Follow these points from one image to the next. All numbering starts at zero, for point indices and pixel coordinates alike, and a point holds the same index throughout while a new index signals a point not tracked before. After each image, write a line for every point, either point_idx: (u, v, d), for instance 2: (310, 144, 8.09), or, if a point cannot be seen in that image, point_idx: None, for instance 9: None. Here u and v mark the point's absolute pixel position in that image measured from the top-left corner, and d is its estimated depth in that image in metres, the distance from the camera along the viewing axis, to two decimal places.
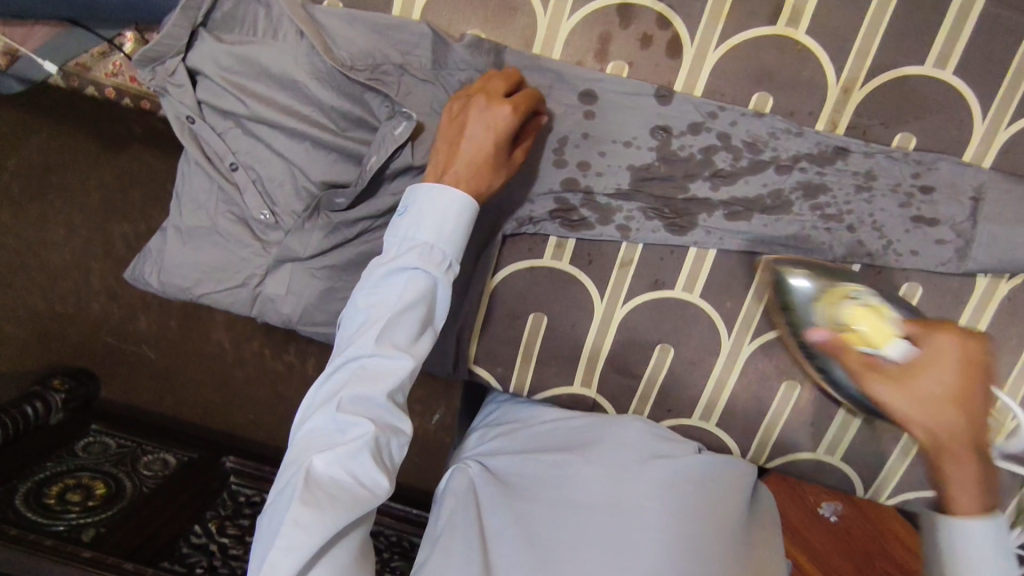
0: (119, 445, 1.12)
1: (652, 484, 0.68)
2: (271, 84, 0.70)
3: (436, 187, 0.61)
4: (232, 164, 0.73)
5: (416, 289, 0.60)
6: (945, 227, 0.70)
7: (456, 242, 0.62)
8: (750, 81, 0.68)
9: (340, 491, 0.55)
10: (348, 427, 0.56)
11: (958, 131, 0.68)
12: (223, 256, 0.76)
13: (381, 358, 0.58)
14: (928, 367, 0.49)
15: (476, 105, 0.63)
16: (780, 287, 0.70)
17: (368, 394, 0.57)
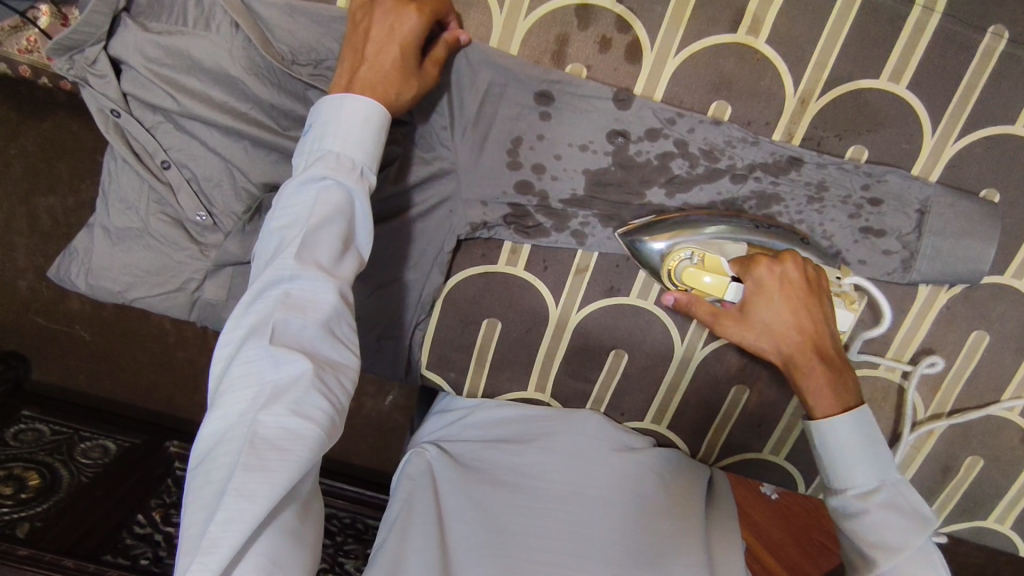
0: (54, 432, 1.06)
1: (607, 473, 0.71)
2: (204, 78, 0.64)
3: (349, 98, 0.56)
4: (163, 161, 0.68)
5: (334, 201, 0.54)
6: (891, 238, 0.71)
7: (374, 149, 0.57)
8: (709, 89, 0.67)
9: (289, 439, 0.47)
10: (287, 360, 0.48)
11: (908, 145, 0.68)
12: (156, 260, 0.71)
13: (305, 279, 0.51)
14: (757, 302, 0.63)
15: (381, 6, 0.58)
16: (637, 254, 0.72)
17: (299, 322, 0.51)
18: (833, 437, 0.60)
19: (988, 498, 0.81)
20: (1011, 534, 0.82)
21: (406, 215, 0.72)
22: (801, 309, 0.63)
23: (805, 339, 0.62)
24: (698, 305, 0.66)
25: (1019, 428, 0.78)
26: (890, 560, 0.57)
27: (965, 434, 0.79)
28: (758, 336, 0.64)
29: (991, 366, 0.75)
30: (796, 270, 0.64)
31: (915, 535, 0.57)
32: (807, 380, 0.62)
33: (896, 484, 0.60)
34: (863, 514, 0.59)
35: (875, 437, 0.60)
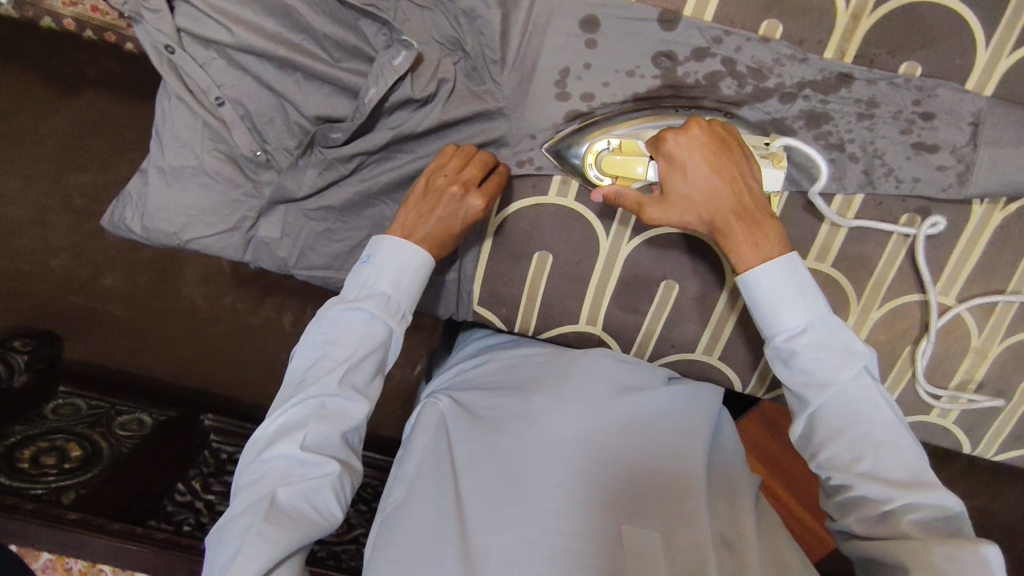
0: (92, 406, 1.04)
1: (611, 418, 0.67)
2: (258, 10, 0.65)
3: (413, 250, 0.68)
4: (217, 99, 0.69)
5: (379, 339, 0.66)
6: (945, 152, 0.70)
7: (413, 295, 0.69)
8: (759, 8, 0.66)
9: (304, 518, 0.60)
10: (316, 464, 0.61)
11: (961, 59, 0.68)
12: (212, 199, 0.72)
13: (343, 397, 0.63)
14: (676, 172, 0.64)
15: (447, 192, 0.67)
16: (562, 161, 0.71)
17: (328, 433, 0.62)
18: (759, 285, 0.64)
19: None
20: None
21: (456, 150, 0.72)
22: (719, 174, 0.64)
23: (725, 200, 0.64)
24: (626, 195, 0.65)
25: None
26: (820, 397, 0.62)
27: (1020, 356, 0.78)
28: (680, 210, 0.65)
29: None
30: (701, 135, 0.64)
31: (842, 372, 0.61)
32: (729, 239, 0.65)
33: (825, 324, 0.63)
34: (794, 355, 0.63)
35: (804, 282, 0.64)
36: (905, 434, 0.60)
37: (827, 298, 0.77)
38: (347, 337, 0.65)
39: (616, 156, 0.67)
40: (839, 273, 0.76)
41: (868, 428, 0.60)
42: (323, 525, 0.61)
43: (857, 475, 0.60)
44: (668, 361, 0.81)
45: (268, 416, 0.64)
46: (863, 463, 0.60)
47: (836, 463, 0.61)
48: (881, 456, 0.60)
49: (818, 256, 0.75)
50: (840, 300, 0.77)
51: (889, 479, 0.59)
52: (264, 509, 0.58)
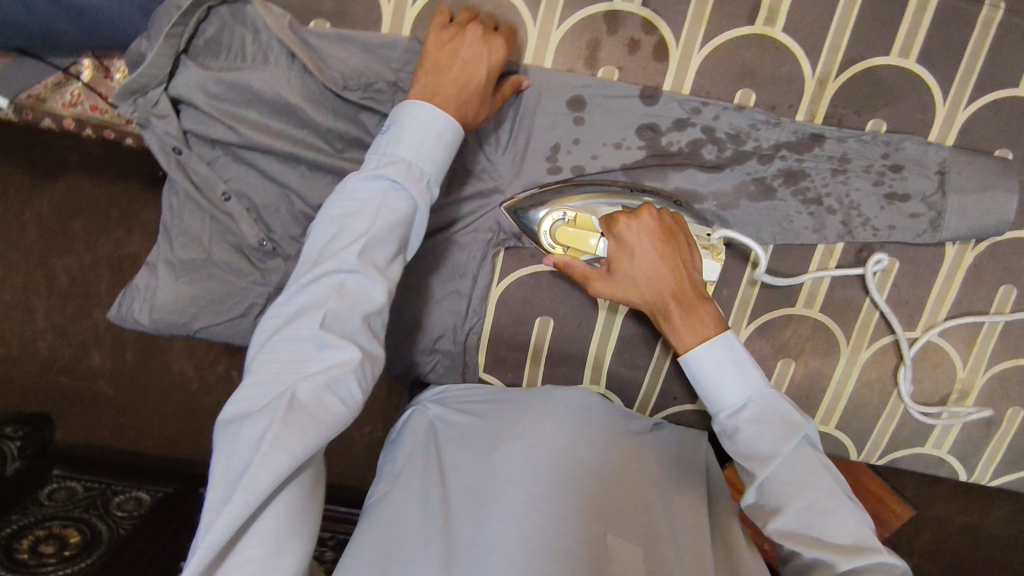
0: (87, 488, 1.03)
1: (596, 439, 0.70)
2: (262, 109, 0.68)
3: (430, 109, 0.61)
4: (223, 193, 0.71)
5: (396, 217, 0.59)
6: (916, 201, 0.75)
7: (439, 162, 0.61)
8: (733, 80, 0.71)
9: (323, 409, 0.54)
10: (335, 348, 0.55)
11: (922, 115, 0.73)
12: (220, 288, 0.74)
13: (362, 276, 0.57)
14: (623, 256, 0.66)
15: (474, 31, 0.64)
16: (521, 224, 0.73)
17: (348, 313, 0.56)
18: (701, 364, 0.66)
19: None
20: None
21: (456, 225, 0.75)
22: (665, 259, 0.66)
23: (666, 285, 0.66)
24: (575, 266, 0.67)
25: None
26: (766, 468, 0.64)
27: (1004, 384, 0.82)
28: (630, 289, 0.67)
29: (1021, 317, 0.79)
30: (650, 222, 0.67)
31: (783, 444, 0.63)
32: (670, 322, 0.67)
33: (763, 397, 0.65)
34: (738, 431, 0.65)
35: (740, 360, 0.66)
36: (848, 502, 0.63)
37: (817, 341, 0.80)
38: (365, 209, 0.58)
39: (569, 228, 0.70)
40: (828, 317, 0.79)
41: (813, 498, 0.63)
42: (343, 417, 0.55)
43: (807, 543, 0.62)
44: (672, 413, 0.83)
45: (280, 300, 0.58)
46: (814, 529, 0.62)
47: (787, 533, 0.63)
48: (826, 524, 0.62)
49: (806, 303, 0.79)
50: (830, 342, 0.80)
51: (837, 545, 0.61)
52: (281, 405, 0.52)
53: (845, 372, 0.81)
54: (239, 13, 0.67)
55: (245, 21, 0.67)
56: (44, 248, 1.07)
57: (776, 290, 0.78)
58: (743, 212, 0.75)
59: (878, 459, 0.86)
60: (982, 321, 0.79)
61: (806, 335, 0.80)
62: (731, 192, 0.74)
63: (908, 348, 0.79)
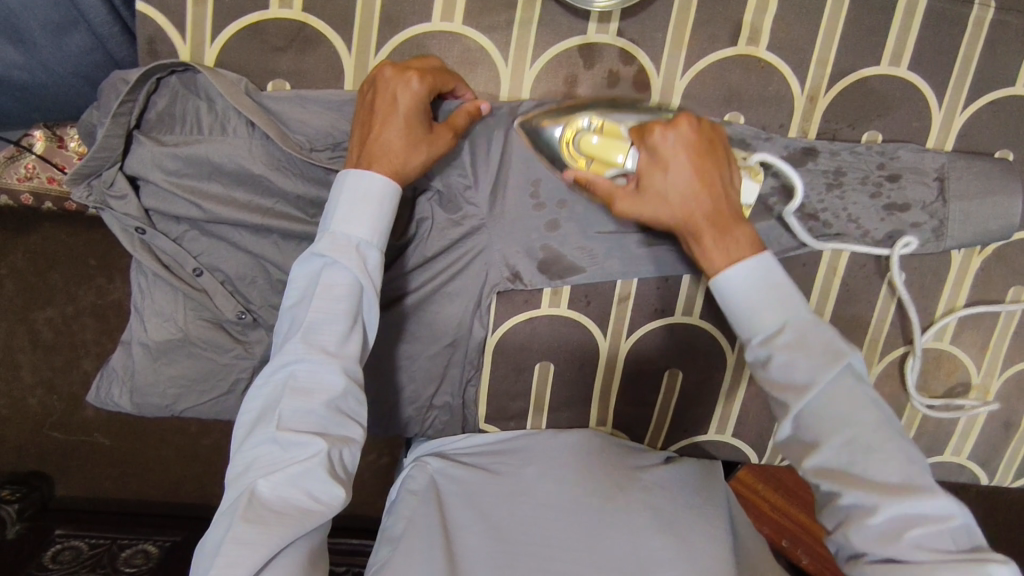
0: (92, 546, 0.93)
1: (607, 490, 0.66)
2: (227, 181, 0.64)
3: (363, 173, 0.57)
4: (196, 269, 0.68)
5: (340, 294, 0.55)
6: (916, 210, 0.71)
7: (382, 227, 0.57)
8: (720, 103, 0.68)
9: (290, 505, 0.52)
10: (295, 444, 0.52)
11: (918, 122, 0.70)
12: (203, 366, 0.71)
13: (312, 362, 0.54)
14: (650, 166, 0.59)
15: (384, 75, 0.59)
16: (536, 138, 0.65)
17: (305, 406, 0.53)
18: (732, 287, 0.56)
19: None
20: None
21: (442, 275, 0.71)
22: (696, 172, 0.58)
23: (698, 201, 0.58)
24: (596, 181, 0.61)
25: None
26: (804, 398, 0.53)
27: (1019, 386, 0.80)
28: (652, 205, 0.59)
29: None
30: (680, 131, 0.59)
31: (825, 371, 0.52)
32: (699, 242, 0.58)
33: (801, 321, 0.54)
34: (770, 360, 0.54)
35: (776, 279, 0.55)
36: (898, 436, 0.52)
37: None
38: (308, 296, 0.56)
39: (592, 142, 0.62)
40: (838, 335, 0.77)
41: (858, 430, 0.52)
42: (319, 510, 0.53)
43: (847, 483, 0.52)
44: (682, 446, 0.81)
45: (247, 397, 0.57)
46: (857, 470, 0.52)
47: (822, 471, 0.53)
48: (868, 464, 0.52)
49: None
50: None
51: (886, 487, 0.51)
52: (242, 508, 0.50)
53: None
54: (190, 81, 0.63)
55: (197, 89, 0.63)
56: (24, 303, 1.00)
57: None
58: None
59: None
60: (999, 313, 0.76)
61: None
62: None
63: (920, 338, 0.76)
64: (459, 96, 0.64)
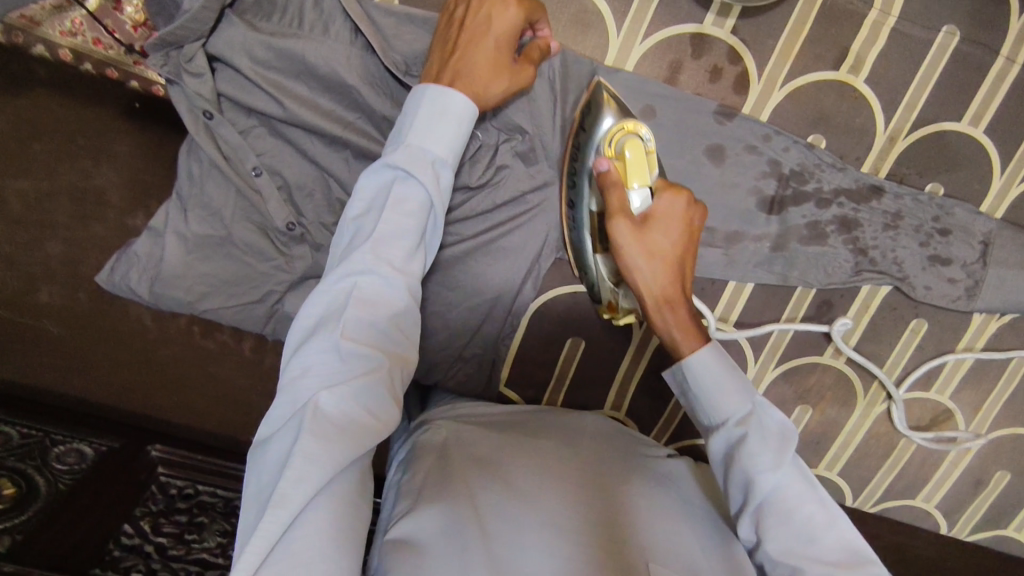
0: (23, 436, 0.74)
1: (624, 471, 0.66)
2: (314, 85, 0.62)
3: (446, 90, 0.55)
4: (254, 168, 0.64)
5: (412, 209, 0.54)
6: (957, 266, 0.74)
7: (458, 146, 0.56)
8: (807, 123, 0.69)
9: (350, 420, 0.49)
10: (359, 356, 0.50)
11: (979, 185, 0.73)
12: (238, 270, 0.68)
13: (380, 275, 0.52)
14: (662, 223, 0.61)
15: None
16: (591, 107, 0.63)
17: (369, 319, 0.51)
18: (704, 369, 0.61)
19: (1012, 510, 0.88)
20: None
21: (501, 230, 0.70)
22: (687, 250, 0.62)
23: (680, 280, 0.62)
24: (617, 189, 0.60)
25: None
26: (770, 480, 0.58)
27: (998, 450, 0.85)
28: (651, 267, 0.61)
29: None
30: (684, 206, 0.62)
31: (782, 465, 0.58)
32: (671, 317, 0.62)
33: (764, 413, 0.61)
34: (741, 446, 0.59)
35: (737, 369, 0.62)
36: (842, 513, 0.59)
37: (838, 390, 0.81)
38: (377, 207, 0.53)
39: (627, 152, 0.61)
40: (853, 369, 0.80)
41: (811, 511, 0.58)
42: (378, 428, 0.51)
43: (805, 558, 0.57)
44: (684, 445, 0.83)
45: (301, 307, 0.53)
46: (809, 547, 0.58)
47: (781, 551, 0.58)
48: (824, 538, 0.58)
49: (834, 353, 0.79)
50: (850, 392, 0.81)
51: (835, 560, 0.57)
52: (308, 420, 0.47)
53: (856, 425, 0.83)
54: None
55: None
56: None
57: (808, 337, 0.78)
58: (792, 255, 0.73)
59: (872, 507, 0.88)
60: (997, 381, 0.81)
61: (828, 383, 0.81)
62: (776, 236, 0.73)
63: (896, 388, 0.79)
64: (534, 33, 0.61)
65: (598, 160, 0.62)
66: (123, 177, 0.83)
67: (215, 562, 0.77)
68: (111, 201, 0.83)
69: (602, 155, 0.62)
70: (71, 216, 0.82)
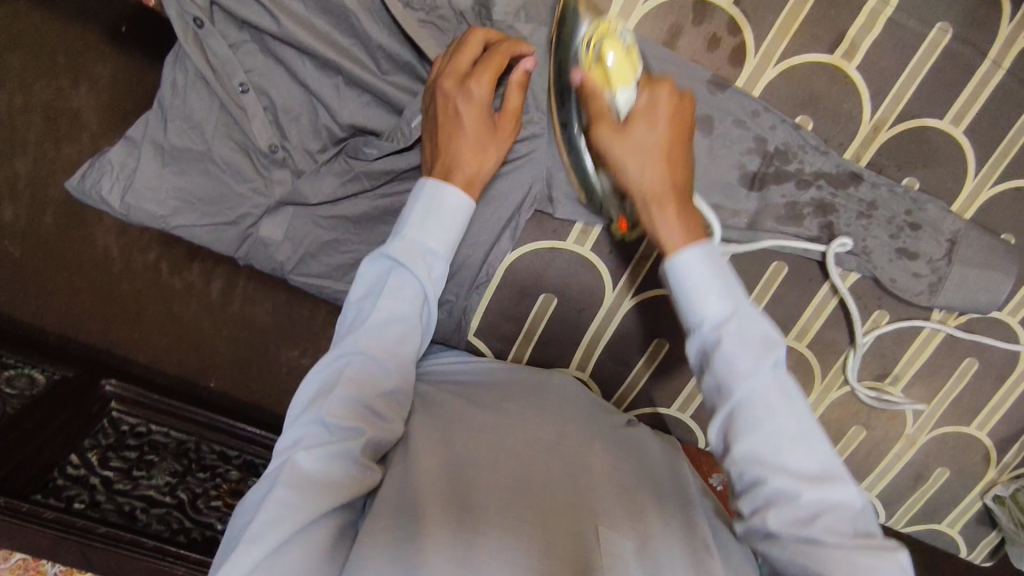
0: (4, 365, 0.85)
1: (589, 439, 0.67)
2: (311, 4, 0.61)
3: (442, 184, 0.60)
4: (242, 84, 0.63)
5: (404, 296, 0.60)
6: (923, 262, 0.76)
7: (451, 240, 0.62)
8: (796, 104, 0.71)
9: (331, 480, 0.56)
10: (342, 428, 0.57)
11: (953, 184, 0.75)
12: (215, 188, 0.66)
13: (368, 358, 0.59)
14: (644, 119, 0.58)
15: (446, 85, 0.60)
16: (565, 20, 0.62)
17: (355, 396, 0.58)
18: (688, 271, 0.57)
19: (947, 505, 0.92)
20: (956, 536, 0.94)
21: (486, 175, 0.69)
22: (676, 153, 0.59)
23: (672, 179, 0.59)
24: (597, 99, 0.59)
25: (983, 445, 0.88)
26: (747, 382, 0.54)
27: (939, 445, 0.88)
28: (636, 158, 0.58)
29: (974, 389, 0.85)
30: (668, 98, 0.59)
31: (762, 362, 0.54)
32: (661, 214, 0.58)
33: (748, 314, 0.56)
34: (718, 348, 0.55)
35: (723, 267, 0.57)
36: (821, 433, 0.54)
37: (796, 373, 0.83)
38: (373, 290, 0.60)
39: (608, 57, 0.59)
40: (813, 353, 0.82)
41: (785, 421, 0.53)
42: (355, 485, 0.57)
43: (778, 473, 0.53)
44: (643, 413, 0.84)
45: (306, 378, 0.61)
46: (781, 461, 0.53)
47: (751, 456, 0.53)
48: (795, 458, 0.53)
49: (797, 336, 0.81)
50: (806, 376, 0.83)
51: (808, 480, 0.53)
52: (285, 475, 0.54)
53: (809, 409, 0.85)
54: None
55: None
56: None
57: (773, 318, 0.80)
58: (766, 232, 0.74)
59: None
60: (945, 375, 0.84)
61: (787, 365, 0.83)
62: (753, 213, 0.74)
63: (862, 338, 0.80)
64: (518, 61, 0.62)
65: (576, 70, 0.60)
66: (96, 96, 0.86)
67: (159, 498, 0.86)
68: (85, 122, 0.87)
69: (581, 62, 0.60)
70: (42, 135, 0.87)
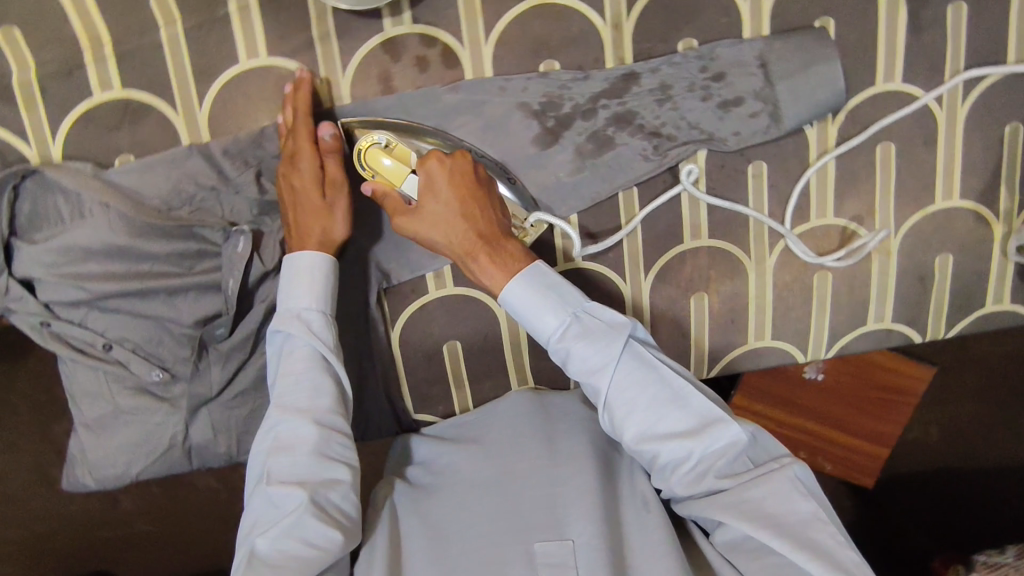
0: None
1: (536, 450, 0.69)
2: (103, 258, 0.70)
3: (301, 256, 0.67)
4: (104, 345, 0.73)
5: (297, 359, 0.65)
6: (750, 100, 0.72)
7: (321, 295, 0.67)
8: (531, 56, 0.71)
9: (290, 556, 0.59)
10: (283, 495, 0.60)
11: (727, 17, 0.71)
12: (140, 430, 0.75)
13: (287, 422, 0.63)
14: (428, 194, 0.66)
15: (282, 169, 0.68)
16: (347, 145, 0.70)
17: (289, 459, 0.62)
18: (515, 297, 0.65)
19: (977, 285, 0.82)
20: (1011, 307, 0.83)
21: None
22: (463, 203, 0.66)
23: (470, 229, 0.66)
24: (389, 198, 0.67)
25: (964, 210, 0.79)
26: (601, 381, 0.63)
27: (919, 239, 0.80)
28: (429, 231, 0.66)
29: (908, 168, 0.77)
30: (442, 167, 0.67)
31: (609, 351, 0.63)
32: (478, 266, 0.66)
33: (587, 313, 0.65)
34: (568, 352, 0.64)
35: (552, 281, 0.65)
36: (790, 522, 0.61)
37: (719, 265, 0.79)
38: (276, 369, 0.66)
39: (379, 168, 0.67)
40: (721, 239, 0.78)
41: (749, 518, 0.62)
42: (317, 554, 0.59)
43: (658, 441, 0.62)
44: None
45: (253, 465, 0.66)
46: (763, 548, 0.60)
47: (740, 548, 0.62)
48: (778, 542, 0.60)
49: (693, 235, 0.78)
50: (732, 262, 0.79)
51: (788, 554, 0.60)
52: (244, 564, 0.59)
53: (759, 287, 0.80)
54: (42, 181, 0.69)
55: (51, 186, 0.69)
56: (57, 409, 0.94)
57: (658, 234, 0.77)
58: (588, 173, 0.74)
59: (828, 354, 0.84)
60: (867, 176, 0.77)
61: (705, 264, 0.79)
62: (565, 164, 0.73)
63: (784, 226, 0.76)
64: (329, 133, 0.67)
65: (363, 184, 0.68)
66: None
67: None
68: None
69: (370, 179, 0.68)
70: None
